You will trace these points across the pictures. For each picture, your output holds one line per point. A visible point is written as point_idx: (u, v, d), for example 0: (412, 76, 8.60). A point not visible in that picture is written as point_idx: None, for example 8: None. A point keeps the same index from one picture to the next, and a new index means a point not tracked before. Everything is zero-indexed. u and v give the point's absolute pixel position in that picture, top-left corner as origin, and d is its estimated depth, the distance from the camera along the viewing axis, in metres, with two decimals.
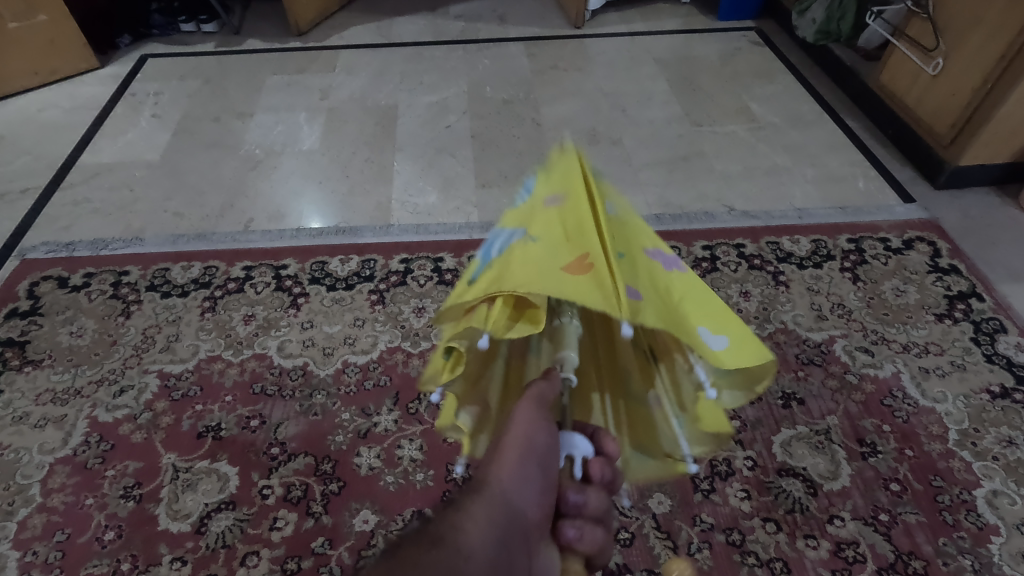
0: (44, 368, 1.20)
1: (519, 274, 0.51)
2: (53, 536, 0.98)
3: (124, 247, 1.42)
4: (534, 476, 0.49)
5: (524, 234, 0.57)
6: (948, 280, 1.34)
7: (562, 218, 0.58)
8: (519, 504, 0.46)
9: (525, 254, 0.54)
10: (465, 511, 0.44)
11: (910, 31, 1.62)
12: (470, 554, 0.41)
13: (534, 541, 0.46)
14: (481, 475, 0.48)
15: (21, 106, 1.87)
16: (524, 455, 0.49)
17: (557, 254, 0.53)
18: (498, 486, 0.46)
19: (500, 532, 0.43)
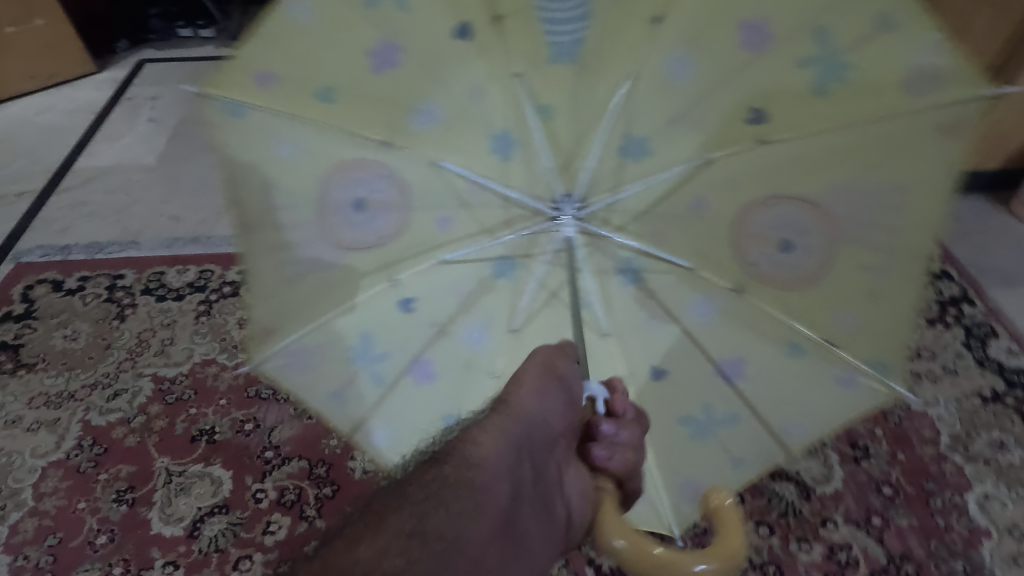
0: (38, 372, 1.20)
1: (354, 109, 0.63)
2: (44, 540, 0.98)
3: (119, 250, 1.42)
4: (555, 392, 0.49)
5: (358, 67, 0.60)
6: (940, 284, 1.35)
7: (669, 100, 0.61)
8: (538, 420, 0.46)
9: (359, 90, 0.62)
10: (482, 426, 0.45)
11: None
12: (478, 465, 0.42)
13: (558, 450, 0.47)
14: (503, 394, 0.48)
15: (18, 110, 1.87)
16: (542, 375, 0.49)
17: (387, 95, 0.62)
18: (514, 403, 0.47)
19: (519, 446, 0.44)
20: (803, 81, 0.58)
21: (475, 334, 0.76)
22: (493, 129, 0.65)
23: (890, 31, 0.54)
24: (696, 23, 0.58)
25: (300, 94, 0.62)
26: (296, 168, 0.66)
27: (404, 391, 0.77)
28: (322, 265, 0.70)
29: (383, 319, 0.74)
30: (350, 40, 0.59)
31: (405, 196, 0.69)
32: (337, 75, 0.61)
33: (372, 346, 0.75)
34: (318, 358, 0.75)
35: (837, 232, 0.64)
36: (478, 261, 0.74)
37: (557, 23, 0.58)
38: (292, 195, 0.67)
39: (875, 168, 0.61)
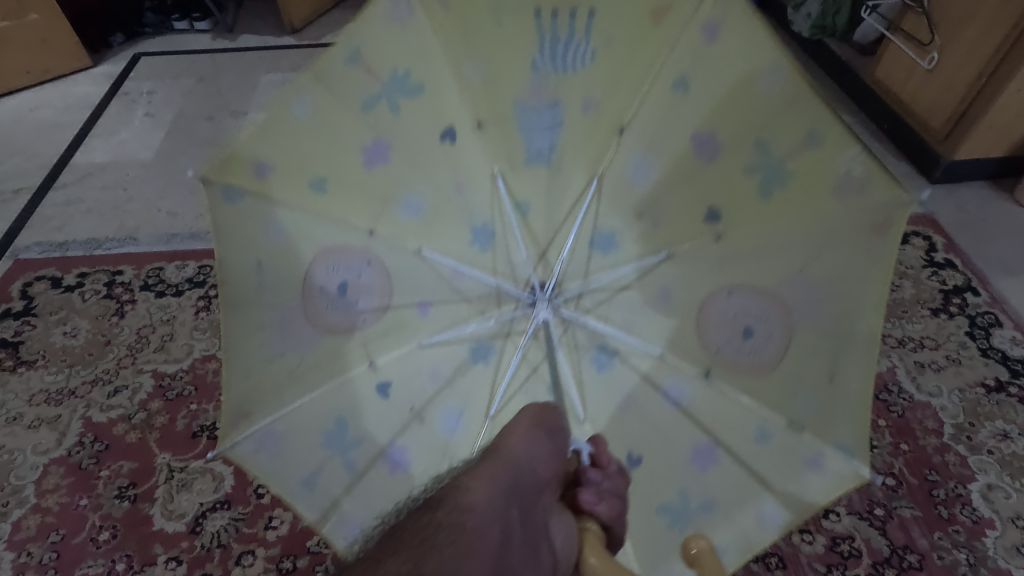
0: (38, 369, 1.19)
1: (338, 199, 0.66)
2: (47, 537, 0.98)
3: (118, 246, 1.42)
4: (544, 441, 0.47)
5: (348, 166, 0.64)
6: (944, 274, 1.34)
7: (630, 198, 0.68)
8: (527, 466, 0.44)
9: (343, 189, 0.65)
10: (472, 471, 0.42)
11: (905, 25, 1.61)
12: (472, 507, 0.38)
13: (545, 498, 0.45)
14: (492, 443, 0.46)
15: (14, 105, 1.86)
16: (532, 425, 0.48)
17: (370, 192, 0.65)
18: (507, 450, 0.44)
19: (510, 489, 0.41)
20: (751, 185, 0.62)
21: (452, 420, 0.71)
22: (475, 224, 0.70)
23: (818, 146, 0.58)
24: (651, 132, 0.66)
25: (292, 183, 0.64)
26: (286, 252, 0.65)
27: (377, 483, 0.69)
28: (302, 347, 0.68)
29: (358, 402, 0.69)
30: (340, 138, 0.62)
31: (387, 279, 0.69)
32: (320, 169, 0.64)
33: (346, 430, 0.69)
34: (290, 441, 0.69)
35: (792, 319, 0.64)
36: (455, 346, 0.72)
37: (535, 133, 0.67)
38: (279, 273, 0.65)
39: (819, 263, 0.62)
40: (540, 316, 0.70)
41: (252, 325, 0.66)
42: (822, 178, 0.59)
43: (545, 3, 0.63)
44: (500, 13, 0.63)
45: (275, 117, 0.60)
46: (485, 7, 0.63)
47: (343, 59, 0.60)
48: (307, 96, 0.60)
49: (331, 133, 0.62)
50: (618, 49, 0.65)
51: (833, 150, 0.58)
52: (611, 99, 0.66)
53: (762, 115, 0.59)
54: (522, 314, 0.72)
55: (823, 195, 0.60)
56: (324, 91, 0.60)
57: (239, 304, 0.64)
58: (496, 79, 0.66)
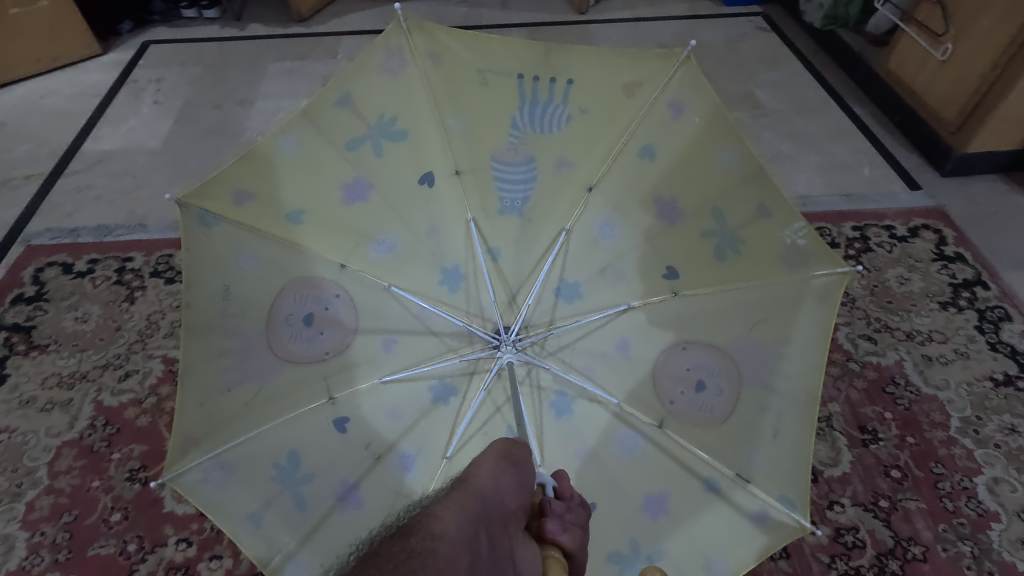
0: (50, 354, 1.21)
1: (316, 233, 0.74)
2: (60, 518, 1.00)
3: (127, 233, 1.43)
4: (508, 474, 0.49)
5: (329, 200, 0.74)
6: (954, 268, 1.33)
7: (598, 255, 0.77)
8: (493, 497, 0.45)
9: (319, 224, 0.74)
10: (441, 500, 0.42)
11: (918, 15, 1.59)
12: (442, 534, 0.38)
13: (511, 528, 0.45)
14: (458, 477, 0.46)
15: (23, 93, 1.87)
16: (497, 462, 0.49)
17: (344, 226, 0.74)
18: (473, 483, 0.45)
19: (478, 517, 0.41)
20: (708, 249, 0.73)
21: (407, 462, 0.71)
22: (446, 266, 0.77)
23: (769, 218, 0.71)
24: (618, 197, 0.76)
25: (272, 212, 0.73)
26: (256, 278, 0.72)
27: (326, 521, 0.67)
28: (262, 377, 0.71)
29: (313, 439, 0.70)
30: (327, 174, 0.74)
31: (354, 314, 0.75)
32: (303, 203, 0.74)
33: (298, 465, 0.69)
34: (237, 474, 0.68)
35: (742, 376, 0.71)
36: (415, 384, 0.74)
37: (510, 185, 0.77)
38: (243, 302, 0.71)
39: (767, 325, 0.71)
40: (504, 359, 0.75)
41: (209, 351, 0.69)
42: (771, 250, 0.71)
43: (528, 71, 0.76)
44: (485, 76, 0.77)
45: (267, 151, 0.72)
46: (473, 71, 0.77)
47: (338, 105, 0.74)
48: (297, 134, 0.73)
49: (319, 169, 0.73)
50: (592, 119, 0.77)
51: (780, 224, 0.70)
52: (585, 164, 0.77)
53: (718, 185, 0.72)
54: (488, 355, 0.76)
55: (774, 269, 0.71)
56: (315, 131, 0.73)
57: (202, 328, 0.69)
58: (475, 134, 0.77)
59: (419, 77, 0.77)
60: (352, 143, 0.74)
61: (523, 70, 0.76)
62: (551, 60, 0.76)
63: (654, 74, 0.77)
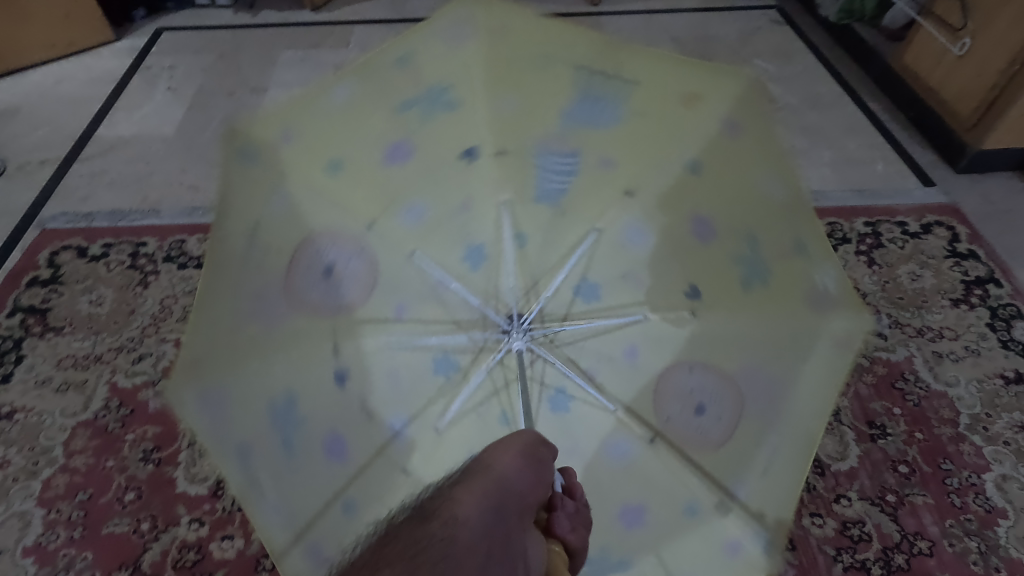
0: (65, 335, 1.23)
1: (342, 191, 0.68)
2: (75, 496, 1.01)
3: (141, 218, 1.44)
4: (529, 466, 0.49)
5: (365, 158, 0.68)
6: (967, 265, 1.32)
7: (623, 258, 0.76)
8: (514, 487, 0.45)
9: (348, 186, 0.68)
10: (464, 486, 0.43)
11: (936, 10, 1.57)
12: (463, 523, 0.38)
13: (527, 519, 0.45)
14: (482, 462, 0.47)
15: (39, 78, 1.89)
16: (521, 451, 0.50)
17: (375, 189, 0.69)
18: (495, 471, 0.46)
19: (498, 508, 0.42)
20: (735, 276, 0.69)
21: (399, 424, 0.70)
22: (472, 243, 0.77)
23: (805, 256, 0.65)
24: (654, 200, 0.73)
25: (305, 160, 0.66)
26: (283, 221, 0.65)
27: (315, 473, 0.63)
28: (268, 319, 0.64)
29: (313, 387, 0.66)
30: (369, 132, 0.67)
31: (373, 272, 0.71)
32: (339, 155, 0.68)
33: (294, 408, 0.63)
34: (232, 406, 0.60)
35: (745, 404, 0.67)
36: (419, 352, 0.73)
37: (550, 174, 0.74)
38: (269, 243, 0.63)
39: (781, 359, 0.66)
40: (513, 346, 0.74)
41: (232, 291, 0.61)
42: (798, 290, 0.66)
43: (594, 62, 0.69)
44: (548, 61, 0.70)
45: (316, 95, 0.66)
46: (535, 54, 0.70)
47: (396, 62, 0.68)
48: (350, 84, 0.66)
49: (362, 126, 0.67)
50: (645, 119, 0.71)
51: (813, 265, 0.65)
52: (625, 163, 0.74)
53: (756, 212, 0.66)
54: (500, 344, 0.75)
55: (799, 307, 0.66)
56: (368, 82, 0.67)
57: (221, 264, 0.60)
58: (522, 120, 0.72)
59: (480, 50, 0.70)
60: (402, 104, 0.68)
61: (591, 63, 0.69)
62: (619, 57, 0.69)
63: (717, 84, 0.70)
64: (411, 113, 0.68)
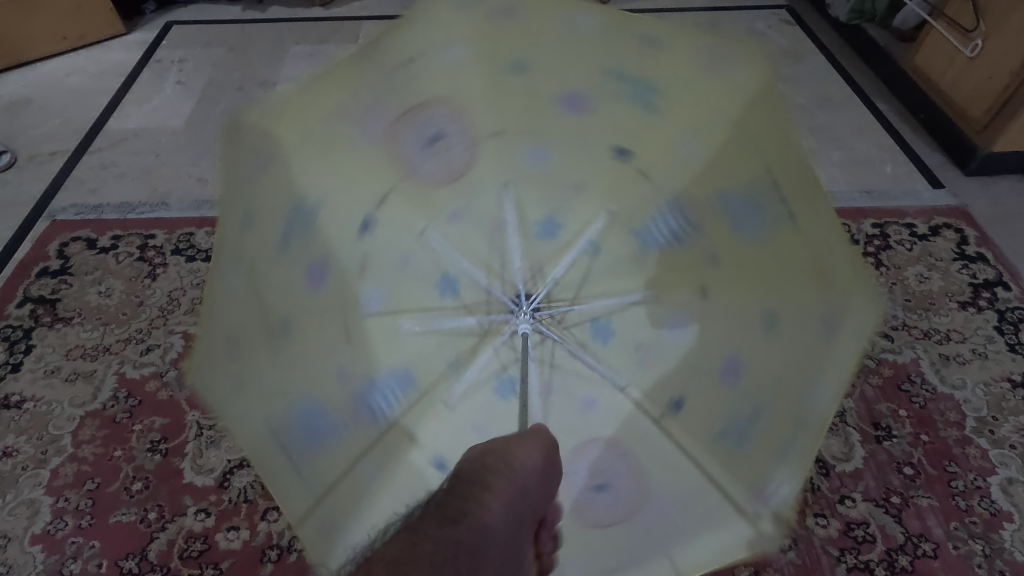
0: (74, 326, 1.23)
1: (483, 94, 0.63)
2: (83, 485, 1.02)
3: (150, 211, 1.45)
4: (545, 466, 0.49)
5: (538, 75, 0.61)
6: (975, 268, 1.31)
7: (649, 331, 0.66)
8: (533, 490, 0.46)
9: (493, 96, 0.63)
10: (488, 487, 0.43)
11: (948, 11, 1.56)
12: (487, 536, 0.40)
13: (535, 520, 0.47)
14: (505, 456, 0.47)
15: (49, 70, 1.90)
16: (542, 447, 0.49)
17: (518, 110, 0.64)
18: (518, 469, 0.46)
19: (518, 516, 0.43)
20: (721, 416, 0.59)
21: (374, 298, 0.65)
22: (563, 224, 0.71)
23: (787, 455, 0.55)
24: (738, 304, 0.61)
25: (494, 49, 0.61)
26: (448, 76, 0.62)
27: (283, 279, 0.58)
28: (359, 141, 0.60)
29: (334, 231, 0.62)
30: (564, 58, 0.60)
31: (461, 168, 0.66)
32: (523, 51, 0.61)
33: (307, 221, 0.60)
34: (269, 179, 0.58)
35: (636, 513, 0.59)
36: (439, 262, 0.69)
37: (666, 224, 0.65)
38: (404, 88, 0.60)
39: (693, 504, 0.58)
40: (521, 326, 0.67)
41: (335, 109, 0.58)
42: (746, 476, 0.56)
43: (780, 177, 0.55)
44: (754, 147, 0.56)
45: (562, 3, 0.60)
46: (753, 139, 0.56)
47: (639, 39, 0.58)
48: (600, 16, 0.59)
49: (568, 48, 0.60)
50: (780, 243, 0.57)
51: (769, 468, 0.55)
52: (735, 267, 0.61)
53: (788, 404, 0.55)
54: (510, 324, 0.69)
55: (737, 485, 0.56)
56: (615, 22, 0.58)
57: (358, 67, 0.57)
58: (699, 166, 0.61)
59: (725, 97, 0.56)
60: (616, 68, 0.59)
61: (780, 179, 0.55)
62: (812, 191, 0.54)
63: (864, 297, 0.53)
64: (619, 80, 0.59)
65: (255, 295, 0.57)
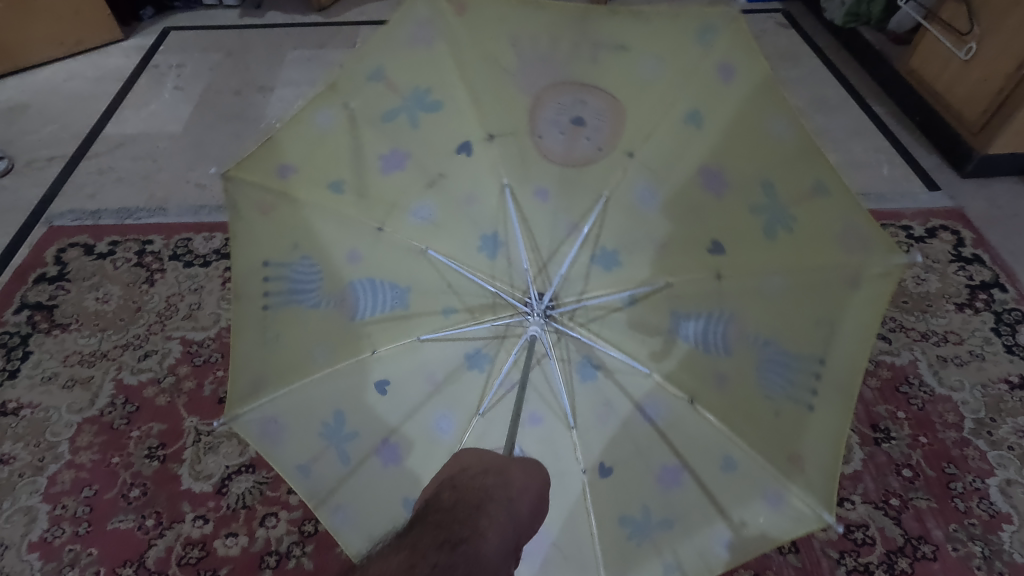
0: (71, 332, 1.23)
1: (642, 111, 0.64)
2: (80, 491, 1.02)
3: (148, 216, 1.45)
4: (535, 497, 0.52)
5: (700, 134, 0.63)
6: (971, 269, 1.32)
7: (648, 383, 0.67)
8: (524, 516, 0.49)
9: (643, 124, 0.65)
10: (488, 510, 0.46)
11: (943, 14, 1.57)
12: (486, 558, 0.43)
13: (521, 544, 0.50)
14: (503, 481, 0.50)
15: (47, 76, 1.90)
16: (534, 478, 0.53)
17: (659, 143, 0.65)
18: (515, 496, 0.49)
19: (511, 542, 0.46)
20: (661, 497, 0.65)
21: (422, 213, 0.69)
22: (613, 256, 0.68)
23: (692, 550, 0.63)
24: (741, 413, 0.63)
25: (683, 87, 0.63)
26: (642, 87, 0.64)
27: (362, 148, 0.66)
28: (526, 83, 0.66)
29: (432, 149, 0.67)
30: (739, 136, 0.61)
31: (580, 159, 0.67)
32: (704, 106, 0.62)
33: (418, 111, 0.66)
34: (433, 48, 0.66)
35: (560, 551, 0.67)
36: (499, 218, 0.70)
37: (705, 326, 0.65)
38: (597, 83, 0.64)
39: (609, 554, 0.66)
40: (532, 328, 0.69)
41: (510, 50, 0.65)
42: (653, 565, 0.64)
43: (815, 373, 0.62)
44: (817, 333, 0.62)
45: (772, 103, 0.60)
46: (814, 325, 0.62)
47: (811, 182, 0.60)
48: (791, 133, 0.60)
49: (742, 135, 0.61)
50: (791, 403, 0.62)
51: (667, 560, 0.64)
52: (746, 403, 0.63)
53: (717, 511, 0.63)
54: (519, 323, 0.70)
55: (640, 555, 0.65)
56: (804, 161, 0.60)
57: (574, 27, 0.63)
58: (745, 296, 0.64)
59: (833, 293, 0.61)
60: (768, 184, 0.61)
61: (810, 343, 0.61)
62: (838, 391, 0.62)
63: (814, 484, 0.61)
64: (761, 181, 0.61)
65: (342, 136, 0.66)
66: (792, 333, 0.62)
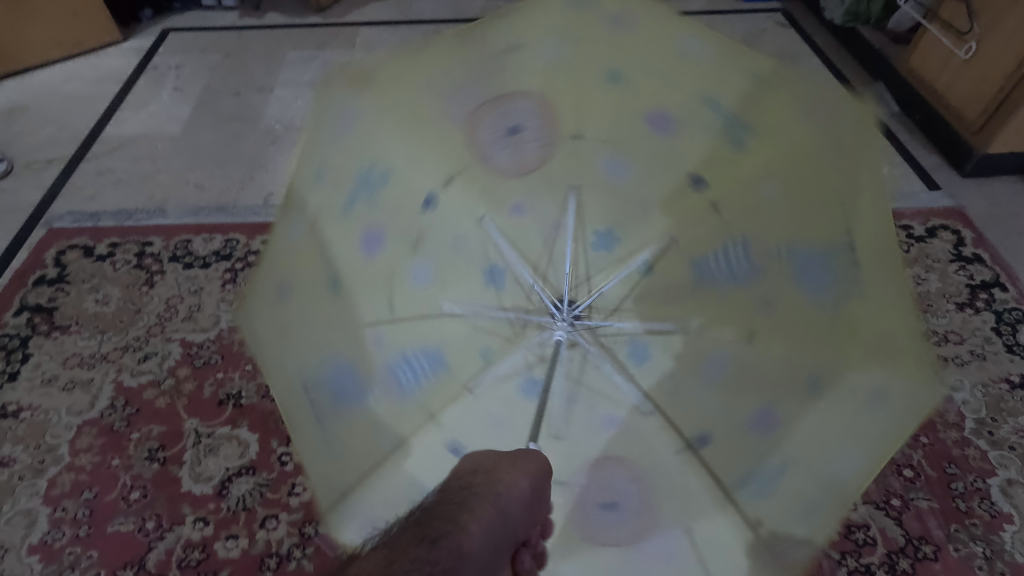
0: (71, 334, 1.23)
1: (594, 99, 0.64)
2: (80, 494, 1.02)
3: (147, 218, 1.45)
4: (531, 494, 0.50)
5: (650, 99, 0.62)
6: (972, 269, 1.32)
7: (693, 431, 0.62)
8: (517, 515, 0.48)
9: (584, 102, 0.65)
10: (472, 508, 0.45)
11: (943, 13, 1.56)
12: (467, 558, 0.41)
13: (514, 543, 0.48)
14: (493, 479, 0.48)
15: (46, 77, 1.89)
16: (531, 476, 0.51)
17: (601, 120, 0.65)
18: (504, 494, 0.47)
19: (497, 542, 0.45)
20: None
21: (421, 273, 0.66)
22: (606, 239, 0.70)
23: None
24: (768, 375, 0.59)
25: (593, 55, 0.63)
26: (545, 71, 0.63)
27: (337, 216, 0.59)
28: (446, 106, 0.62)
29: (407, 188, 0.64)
30: (666, 67, 0.61)
31: (530, 162, 0.68)
32: (630, 60, 0.62)
33: (374, 174, 0.60)
34: (360, 128, 0.59)
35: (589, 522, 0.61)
36: (484, 239, 0.70)
37: (726, 262, 0.62)
38: (513, 76, 0.62)
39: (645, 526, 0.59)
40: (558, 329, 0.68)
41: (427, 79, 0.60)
42: None
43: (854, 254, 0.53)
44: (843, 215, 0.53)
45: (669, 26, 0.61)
46: (840, 215, 0.53)
47: (747, 76, 0.57)
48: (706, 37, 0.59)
49: (678, 69, 0.60)
50: (835, 322, 0.55)
51: None
52: (785, 412, 0.57)
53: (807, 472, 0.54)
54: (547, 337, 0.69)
55: None
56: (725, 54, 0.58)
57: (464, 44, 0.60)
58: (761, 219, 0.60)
59: (835, 141, 0.53)
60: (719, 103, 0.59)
61: (858, 241, 0.52)
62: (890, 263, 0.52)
63: (915, 374, 0.51)
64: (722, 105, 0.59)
65: (311, 249, 0.58)
66: (809, 228, 0.55)
